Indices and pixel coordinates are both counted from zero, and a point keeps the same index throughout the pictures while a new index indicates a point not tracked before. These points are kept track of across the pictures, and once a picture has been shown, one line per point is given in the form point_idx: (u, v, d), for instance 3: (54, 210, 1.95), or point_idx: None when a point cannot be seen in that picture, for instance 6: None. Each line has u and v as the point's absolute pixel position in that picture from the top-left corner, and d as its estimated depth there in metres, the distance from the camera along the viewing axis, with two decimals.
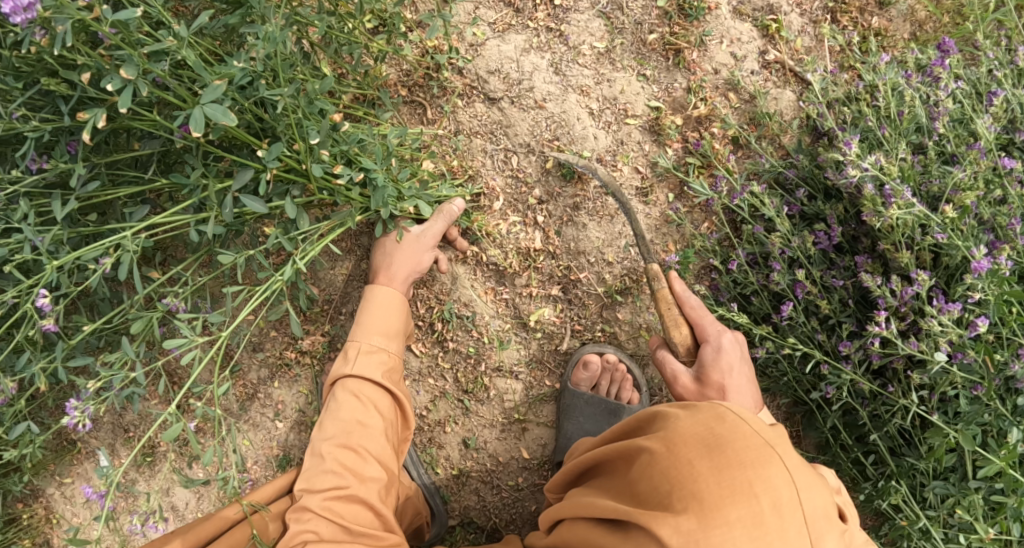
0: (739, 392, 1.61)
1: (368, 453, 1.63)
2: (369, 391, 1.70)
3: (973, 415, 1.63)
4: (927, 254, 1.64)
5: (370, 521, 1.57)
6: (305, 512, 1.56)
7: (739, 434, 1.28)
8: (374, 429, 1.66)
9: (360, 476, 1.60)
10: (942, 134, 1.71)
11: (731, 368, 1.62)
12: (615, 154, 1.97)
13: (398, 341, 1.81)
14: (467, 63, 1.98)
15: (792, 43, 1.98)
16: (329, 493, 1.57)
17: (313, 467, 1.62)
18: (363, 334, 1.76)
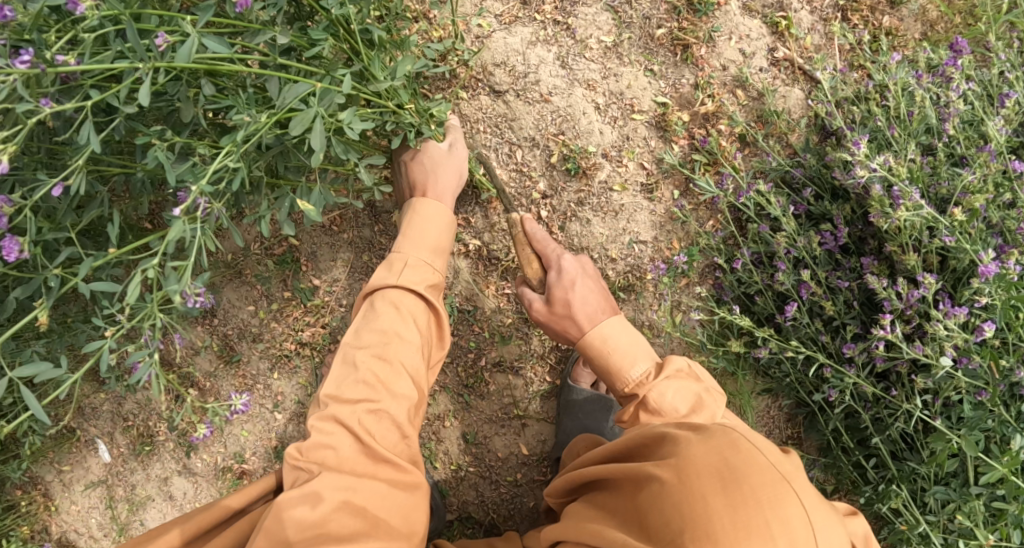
0: (584, 303, 1.67)
1: (403, 368, 1.56)
2: (409, 305, 1.64)
3: (977, 421, 1.62)
4: (934, 257, 1.62)
5: (398, 443, 1.50)
6: (333, 422, 1.49)
7: (754, 466, 1.26)
8: (412, 344, 1.59)
9: (394, 392, 1.53)
10: (951, 135, 1.69)
11: (572, 283, 1.69)
12: (620, 150, 1.95)
13: (440, 259, 1.77)
14: (473, 55, 1.96)
15: (801, 41, 1.96)
16: (361, 407, 1.50)
17: (344, 375, 1.55)
18: (408, 248, 1.72)
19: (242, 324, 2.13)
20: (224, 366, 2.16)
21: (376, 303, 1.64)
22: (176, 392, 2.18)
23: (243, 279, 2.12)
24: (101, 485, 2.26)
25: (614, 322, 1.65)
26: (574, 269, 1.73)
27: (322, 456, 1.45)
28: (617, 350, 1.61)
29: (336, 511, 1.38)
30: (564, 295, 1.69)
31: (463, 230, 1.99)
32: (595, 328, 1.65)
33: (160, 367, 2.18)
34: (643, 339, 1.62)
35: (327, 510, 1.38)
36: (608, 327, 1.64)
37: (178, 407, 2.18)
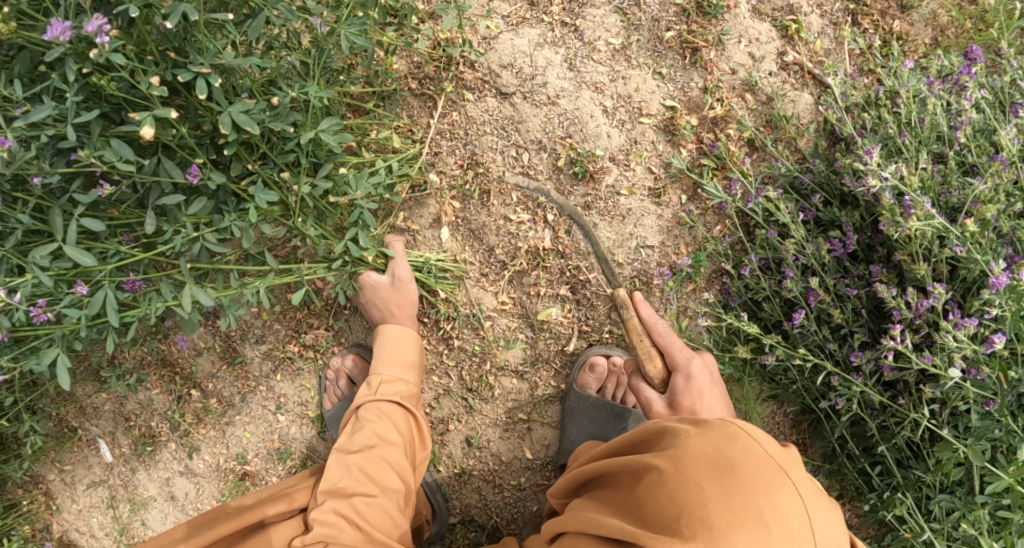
0: (710, 410, 1.66)
1: (392, 466, 1.67)
2: (393, 410, 1.75)
3: (984, 431, 1.62)
4: (944, 266, 1.61)
5: (391, 530, 1.60)
6: (330, 514, 1.58)
7: (751, 457, 1.24)
8: (398, 445, 1.70)
9: (384, 486, 1.64)
10: (962, 144, 1.68)
11: (700, 393, 1.68)
12: (628, 153, 1.94)
13: (414, 375, 1.86)
14: (480, 56, 1.94)
15: (811, 45, 1.94)
16: (355, 500, 1.60)
17: (339, 473, 1.64)
18: (385, 366, 1.82)
19: (246, 325, 2.12)
20: (227, 367, 2.15)
21: (362, 414, 1.73)
22: (178, 393, 2.17)
23: (246, 280, 2.11)
24: (103, 485, 2.26)
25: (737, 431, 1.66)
26: (703, 377, 1.71)
27: (323, 543, 1.54)
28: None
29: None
30: (691, 403, 1.67)
31: (469, 234, 1.98)
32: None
33: (162, 368, 2.17)
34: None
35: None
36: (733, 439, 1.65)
37: (179, 408, 2.17)
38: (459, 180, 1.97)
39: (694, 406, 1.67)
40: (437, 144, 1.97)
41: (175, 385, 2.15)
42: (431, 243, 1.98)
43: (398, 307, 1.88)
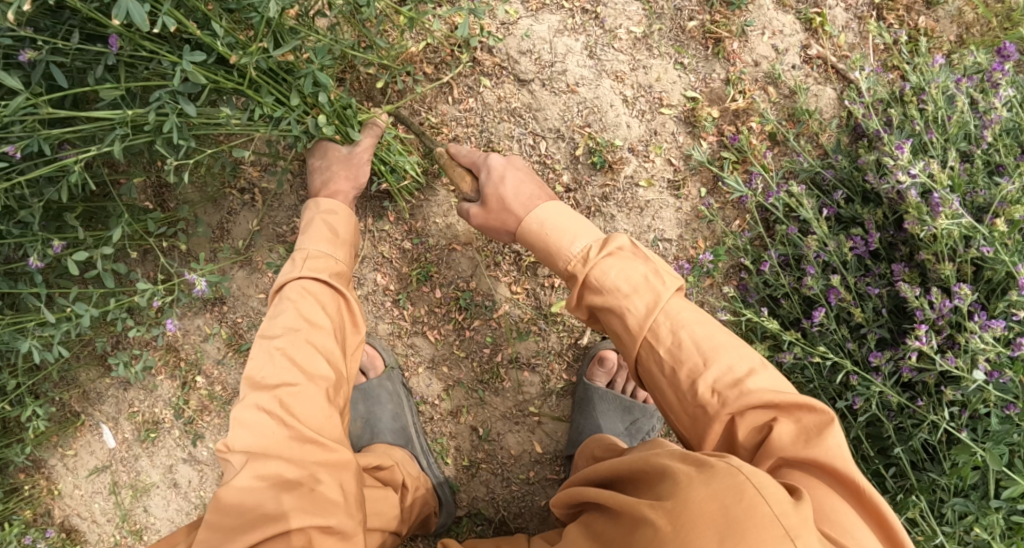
0: (519, 192, 1.60)
1: (320, 350, 1.54)
2: (317, 289, 1.62)
3: (1003, 434, 1.60)
4: (969, 267, 1.58)
5: (322, 425, 1.47)
6: (254, 411, 1.46)
7: (756, 520, 1.10)
8: (326, 329, 1.57)
9: (309, 375, 1.50)
10: (991, 143, 1.64)
11: (502, 177, 1.62)
12: (648, 144, 1.90)
13: (343, 252, 1.74)
14: (498, 42, 1.90)
15: (835, 39, 1.92)
16: (278, 389, 1.48)
17: (261, 360, 1.53)
18: (310, 241, 1.69)
19: (253, 313, 2.09)
20: (233, 354, 2.11)
21: (284, 294, 1.62)
22: (183, 379, 2.14)
23: (254, 266, 2.07)
24: (105, 470, 2.24)
25: (553, 207, 1.56)
26: (506, 166, 1.64)
27: (247, 441, 1.44)
28: (556, 231, 1.52)
29: (269, 494, 1.39)
30: (496, 191, 1.61)
31: None
32: (532, 212, 1.56)
33: (167, 353, 2.14)
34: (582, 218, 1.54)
35: (259, 496, 1.39)
36: (544, 211, 1.55)
37: (184, 394, 2.14)
38: None
39: (513, 198, 1.59)
40: (453, 131, 1.93)
41: (181, 371, 2.13)
42: (445, 232, 1.95)
43: (339, 174, 1.76)
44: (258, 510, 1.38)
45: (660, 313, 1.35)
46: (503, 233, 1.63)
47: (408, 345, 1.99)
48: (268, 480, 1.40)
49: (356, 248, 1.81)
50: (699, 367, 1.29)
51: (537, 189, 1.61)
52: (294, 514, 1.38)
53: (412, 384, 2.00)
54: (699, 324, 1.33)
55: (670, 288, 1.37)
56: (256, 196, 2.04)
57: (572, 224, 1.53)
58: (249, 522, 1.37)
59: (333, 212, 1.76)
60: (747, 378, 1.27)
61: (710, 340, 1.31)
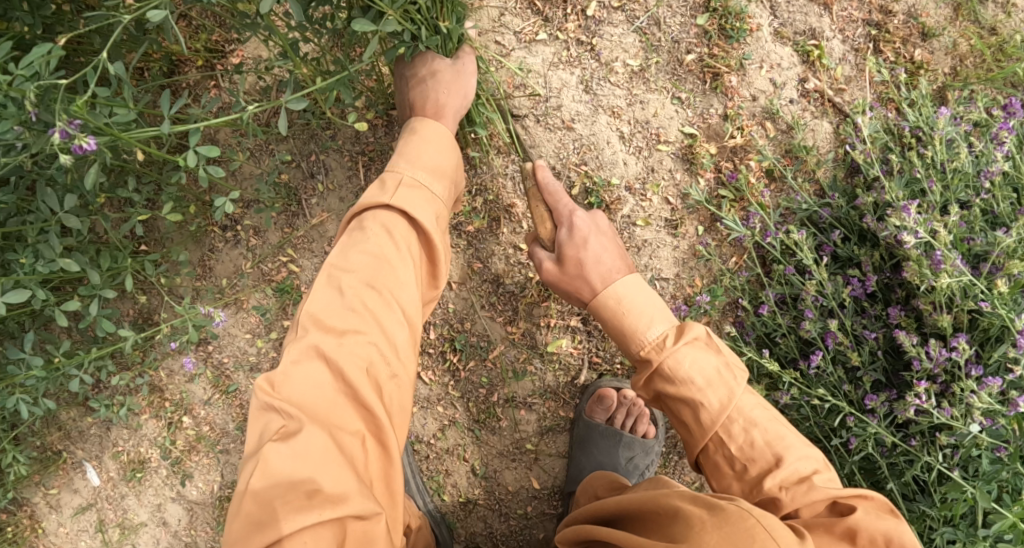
0: (598, 261, 1.59)
1: (395, 305, 1.42)
2: (402, 229, 1.48)
3: (994, 475, 1.65)
4: (965, 317, 1.60)
5: (384, 389, 1.36)
6: (314, 353, 1.34)
7: None
8: (407, 280, 1.44)
9: (382, 330, 1.39)
10: (989, 190, 1.65)
11: (584, 241, 1.60)
12: (645, 183, 1.86)
13: (441, 186, 1.60)
14: (490, 77, 1.85)
15: (832, 72, 1.92)
16: (346, 337, 1.36)
17: (331, 298, 1.40)
18: (407, 167, 1.56)
19: (239, 352, 2.06)
20: (220, 395, 2.09)
21: (368, 223, 1.48)
22: (168, 419, 2.13)
23: (239, 306, 2.02)
24: (91, 509, 2.24)
25: (631, 283, 1.55)
26: (587, 231, 1.61)
27: (306, 386, 1.31)
28: (633, 312, 1.51)
29: (312, 462, 1.25)
30: (576, 253, 1.59)
31: (477, 262, 1.89)
32: (610, 287, 1.55)
33: (151, 394, 2.12)
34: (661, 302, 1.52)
35: (311, 464, 1.25)
36: (622, 286, 1.54)
37: (171, 435, 2.14)
38: (468, 206, 1.88)
39: (587, 260, 1.59)
40: None
41: (168, 410, 2.12)
42: None
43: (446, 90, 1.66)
44: (313, 483, 1.23)
45: (733, 410, 1.39)
46: (571, 290, 1.61)
47: None
48: (322, 450, 1.26)
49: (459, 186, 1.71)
50: (773, 465, 1.34)
51: (616, 262, 1.59)
52: (351, 494, 1.24)
53: (407, 424, 1.98)
54: (765, 416, 1.39)
55: (739, 383, 1.41)
56: (239, 233, 1.98)
57: (651, 304, 1.52)
58: (292, 497, 1.22)
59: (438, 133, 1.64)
60: (814, 477, 1.33)
61: (776, 433, 1.37)
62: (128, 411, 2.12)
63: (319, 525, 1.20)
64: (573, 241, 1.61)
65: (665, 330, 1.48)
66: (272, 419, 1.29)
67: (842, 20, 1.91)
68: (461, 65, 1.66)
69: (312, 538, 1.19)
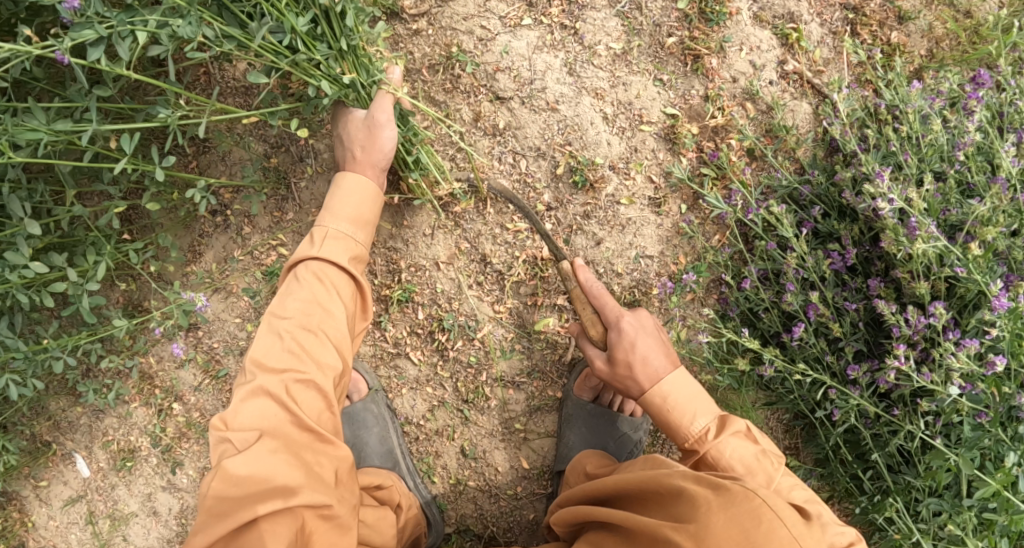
0: (647, 361, 1.61)
1: (330, 340, 1.57)
2: (332, 275, 1.64)
3: (976, 441, 1.69)
4: (942, 284, 1.64)
5: (324, 415, 1.53)
6: (259, 391, 1.51)
7: (773, 538, 1.31)
8: (339, 317, 1.60)
9: (320, 363, 1.54)
10: (963, 162, 1.70)
11: (633, 344, 1.63)
12: (628, 162, 1.89)
13: (363, 232, 1.75)
14: (477, 61, 1.89)
15: (810, 54, 1.96)
16: (287, 375, 1.52)
17: (271, 341, 1.56)
18: (330, 219, 1.70)
19: (229, 337, 2.08)
20: (209, 381, 2.11)
21: (300, 274, 1.64)
22: (158, 406, 2.14)
23: (229, 291, 2.04)
24: (81, 500, 2.25)
25: (677, 378, 1.59)
26: (636, 332, 1.64)
27: (255, 420, 1.48)
28: (677, 407, 1.57)
29: (272, 470, 1.43)
30: (626, 356, 1.63)
31: (464, 242, 1.92)
32: (658, 385, 1.60)
33: (141, 381, 2.14)
34: (704, 392, 1.58)
35: (266, 468, 1.43)
36: (670, 382, 1.59)
37: (161, 422, 2.15)
38: (455, 188, 1.91)
39: (636, 358, 1.62)
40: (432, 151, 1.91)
41: (158, 398, 2.14)
42: (426, 253, 1.93)
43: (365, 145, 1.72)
44: (270, 486, 1.41)
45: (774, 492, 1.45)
46: (625, 384, 1.64)
47: (391, 367, 1.98)
48: (272, 458, 1.44)
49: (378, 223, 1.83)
50: None
51: (662, 361, 1.62)
52: (303, 490, 1.42)
53: (396, 405, 2.00)
54: (802, 494, 1.46)
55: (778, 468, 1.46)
56: (228, 219, 2.01)
57: (693, 403, 1.57)
58: (254, 497, 1.41)
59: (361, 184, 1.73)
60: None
61: (809, 499, 1.45)
62: (117, 399, 2.13)
63: (278, 520, 1.40)
64: (620, 346, 1.64)
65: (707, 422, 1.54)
66: (229, 448, 1.47)
67: (819, 4, 1.96)
68: (375, 115, 1.71)
69: (274, 530, 1.39)
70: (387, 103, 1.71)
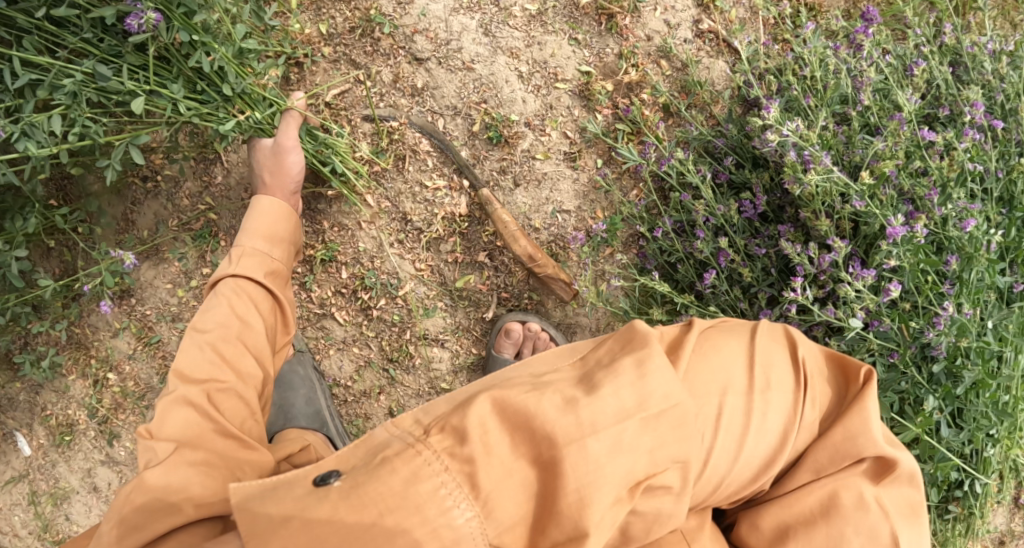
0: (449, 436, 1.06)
1: (249, 350, 1.53)
2: (255, 290, 1.61)
3: (891, 382, 1.69)
4: (846, 222, 1.65)
5: (247, 423, 1.46)
6: (179, 404, 1.40)
7: (655, 527, 1.14)
8: (258, 331, 1.56)
9: (239, 372, 1.49)
10: (865, 105, 1.72)
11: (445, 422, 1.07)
12: (544, 119, 1.93)
13: (280, 250, 1.71)
14: (394, 25, 1.91)
15: (726, 14, 1.95)
16: (207, 386, 1.44)
17: (191, 353, 1.47)
18: (248, 237, 1.66)
19: (162, 304, 2.12)
20: (143, 348, 2.14)
21: (218, 290, 1.58)
22: (95, 377, 2.17)
23: (160, 256, 2.09)
24: (22, 480, 2.25)
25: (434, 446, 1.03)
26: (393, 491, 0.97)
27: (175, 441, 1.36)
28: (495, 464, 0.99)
29: (193, 477, 1.32)
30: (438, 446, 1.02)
31: (385, 201, 1.95)
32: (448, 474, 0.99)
33: (76, 351, 2.16)
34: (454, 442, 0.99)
35: (184, 478, 1.31)
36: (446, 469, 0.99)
37: (97, 393, 2.17)
38: (375, 147, 1.94)
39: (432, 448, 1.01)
40: (350, 114, 1.93)
41: (95, 369, 2.16)
42: (347, 212, 1.95)
43: (274, 173, 1.74)
44: (183, 495, 1.29)
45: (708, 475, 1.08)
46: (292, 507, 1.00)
47: (318, 328, 2.00)
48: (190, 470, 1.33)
49: (297, 243, 1.82)
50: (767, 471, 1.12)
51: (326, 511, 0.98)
52: (218, 500, 1.31)
53: (323, 367, 2.00)
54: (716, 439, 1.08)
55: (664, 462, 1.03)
56: (159, 185, 2.05)
57: (405, 494, 0.97)
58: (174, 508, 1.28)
59: (273, 206, 1.73)
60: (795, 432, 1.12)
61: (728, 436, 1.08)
62: (54, 372, 2.15)
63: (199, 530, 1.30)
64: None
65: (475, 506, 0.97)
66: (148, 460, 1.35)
67: None
68: (282, 140, 1.73)
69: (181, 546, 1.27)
70: (292, 127, 1.76)
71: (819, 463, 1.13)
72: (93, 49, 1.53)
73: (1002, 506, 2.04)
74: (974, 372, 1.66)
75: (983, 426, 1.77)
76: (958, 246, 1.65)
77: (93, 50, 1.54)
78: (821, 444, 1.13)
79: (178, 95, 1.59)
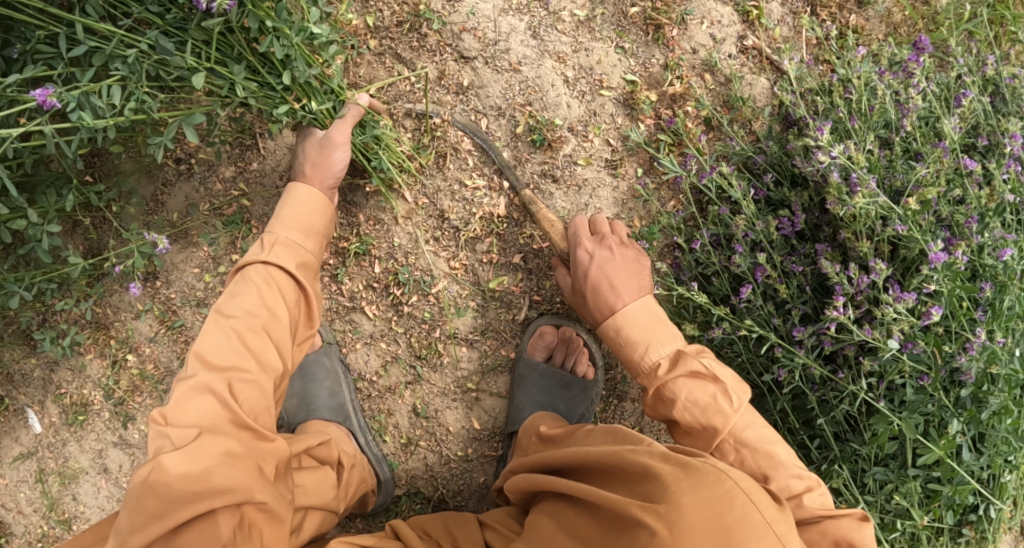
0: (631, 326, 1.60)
1: (274, 342, 1.52)
2: (284, 280, 1.59)
3: (918, 404, 1.70)
4: (886, 244, 1.67)
5: (262, 415, 1.47)
6: (201, 389, 1.44)
7: (747, 524, 1.18)
8: (286, 323, 1.55)
9: (262, 363, 1.49)
10: (908, 131, 1.75)
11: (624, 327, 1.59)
12: (587, 125, 1.94)
13: (312, 243, 1.70)
14: (442, 22, 1.91)
15: (770, 32, 1.97)
16: (229, 372, 1.46)
17: (215, 338, 1.50)
18: (282, 227, 1.66)
19: (187, 288, 2.10)
20: (165, 331, 2.13)
21: (247, 275, 1.57)
22: (113, 357, 2.14)
23: (189, 239, 2.08)
24: (31, 457, 2.22)
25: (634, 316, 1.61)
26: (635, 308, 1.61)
27: (197, 428, 1.40)
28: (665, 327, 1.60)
29: (215, 465, 1.37)
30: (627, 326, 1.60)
31: (423, 198, 1.95)
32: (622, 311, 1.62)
33: (97, 331, 2.14)
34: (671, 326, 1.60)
35: (205, 465, 1.37)
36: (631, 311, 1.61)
37: (114, 374, 2.14)
38: (416, 143, 1.93)
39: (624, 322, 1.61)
40: (393, 108, 1.93)
41: (114, 349, 2.14)
42: (383, 207, 1.95)
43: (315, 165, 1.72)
44: (209, 481, 1.36)
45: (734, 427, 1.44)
46: (585, 311, 1.73)
47: (346, 321, 1.99)
48: (216, 455, 1.38)
49: (330, 234, 1.80)
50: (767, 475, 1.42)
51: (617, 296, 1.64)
52: (238, 487, 1.38)
53: (350, 360, 2.00)
54: (757, 434, 1.44)
55: (738, 408, 1.43)
56: (193, 167, 2.04)
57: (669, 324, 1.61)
58: (195, 494, 1.35)
59: (310, 197, 1.72)
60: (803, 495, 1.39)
61: (765, 440, 1.44)
62: (73, 350, 2.13)
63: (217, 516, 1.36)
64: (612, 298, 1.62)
65: (670, 354, 1.54)
66: (166, 445, 1.39)
67: None
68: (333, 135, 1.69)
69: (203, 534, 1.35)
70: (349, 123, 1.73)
71: (827, 528, 1.36)
72: (157, 22, 1.51)
73: (1010, 533, 2.07)
74: (1000, 398, 1.69)
75: (1004, 451, 1.79)
76: (992, 274, 1.68)
77: (155, 21, 1.52)
78: (830, 519, 1.36)
79: (237, 77, 1.57)
